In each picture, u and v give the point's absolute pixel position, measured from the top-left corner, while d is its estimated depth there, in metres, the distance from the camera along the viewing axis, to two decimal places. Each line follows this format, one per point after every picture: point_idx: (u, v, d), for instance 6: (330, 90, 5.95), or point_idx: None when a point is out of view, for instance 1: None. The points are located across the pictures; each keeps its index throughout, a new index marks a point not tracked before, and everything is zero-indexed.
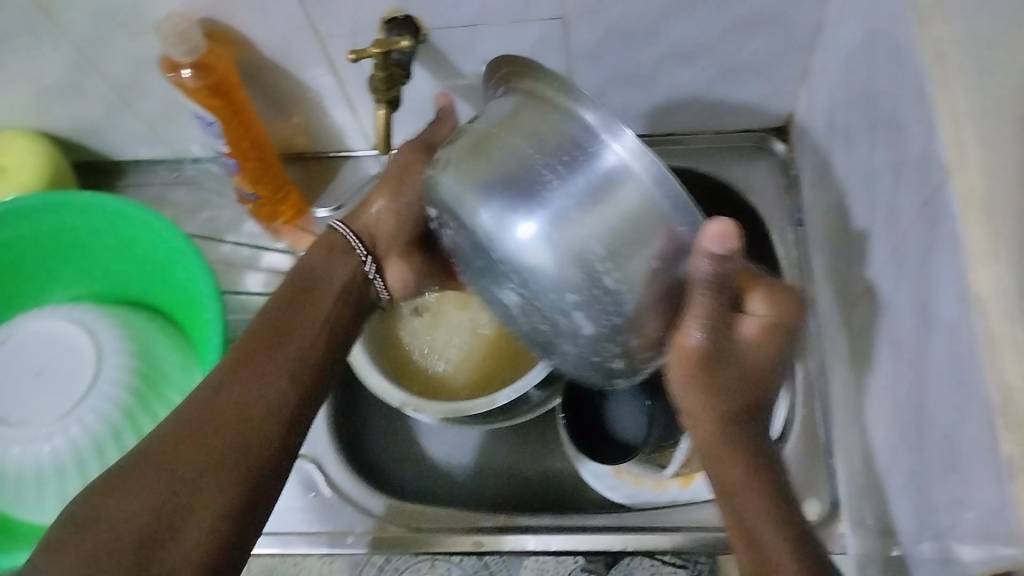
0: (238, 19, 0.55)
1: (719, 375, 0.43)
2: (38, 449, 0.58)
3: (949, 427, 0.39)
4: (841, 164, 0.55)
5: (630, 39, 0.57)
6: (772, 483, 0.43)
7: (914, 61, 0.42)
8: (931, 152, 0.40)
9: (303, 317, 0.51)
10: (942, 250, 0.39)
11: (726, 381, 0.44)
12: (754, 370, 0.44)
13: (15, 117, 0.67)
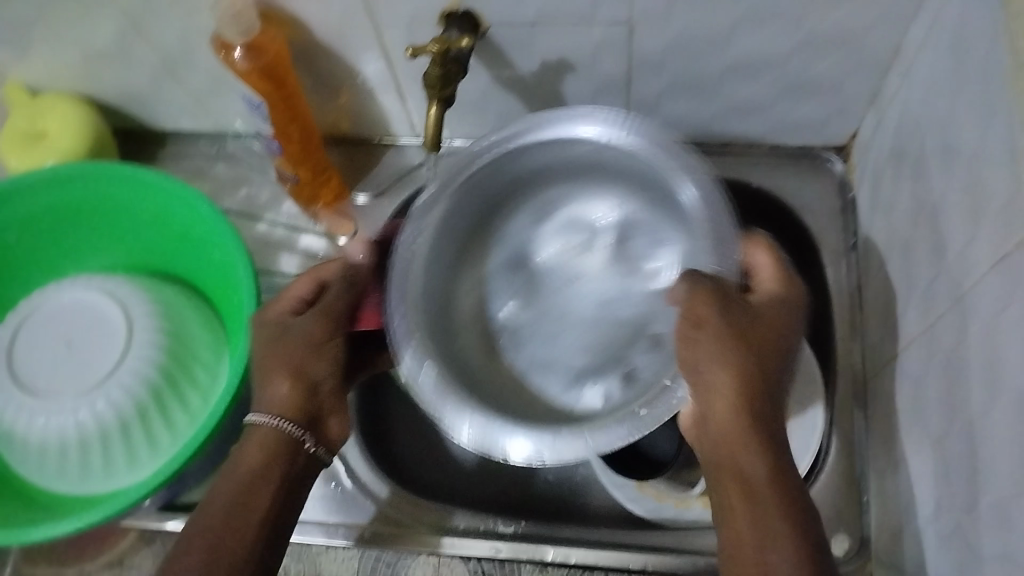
0: (295, 2, 0.54)
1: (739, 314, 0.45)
2: (63, 420, 0.58)
3: (1004, 493, 0.38)
4: (905, 197, 0.53)
5: (695, 49, 0.55)
6: (782, 476, 0.41)
7: (1004, 102, 0.39)
8: (1015, 204, 0.37)
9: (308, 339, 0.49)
10: (1016, 310, 0.37)
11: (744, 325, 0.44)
12: (762, 343, 0.44)
13: (61, 80, 0.66)
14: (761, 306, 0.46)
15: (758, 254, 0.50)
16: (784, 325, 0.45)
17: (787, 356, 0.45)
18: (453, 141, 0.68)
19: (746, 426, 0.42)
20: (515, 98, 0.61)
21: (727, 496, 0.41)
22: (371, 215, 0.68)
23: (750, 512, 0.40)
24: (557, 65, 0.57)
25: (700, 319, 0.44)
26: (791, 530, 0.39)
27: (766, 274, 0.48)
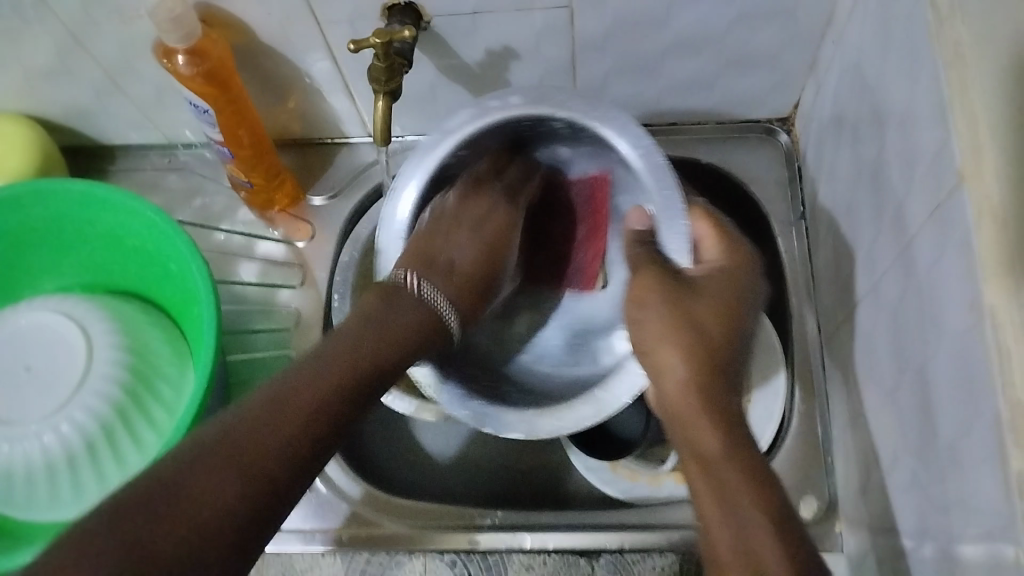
0: (236, 5, 0.54)
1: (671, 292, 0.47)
2: (27, 444, 0.57)
3: (954, 433, 0.39)
4: (846, 161, 0.54)
5: (635, 30, 0.56)
6: (735, 447, 0.41)
7: (930, 59, 0.41)
8: (945, 154, 0.39)
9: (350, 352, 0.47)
10: (953, 256, 0.38)
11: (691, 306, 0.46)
12: (710, 319, 0.46)
13: (3, 100, 0.65)
14: (701, 278, 0.48)
15: (700, 223, 0.53)
16: (738, 296, 0.47)
17: (739, 326, 0.46)
18: (405, 137, 0.69)
19: (700, 395, 0.44)
20: (463, 90, 0.62)
21: (689, 467, 0.43)
22: (328, 216, 0.69)
23: (709, 480, 0.41)
24: (501, 54, 0.58)
25: (641, 297, 0.48)
26: (745, 484, 0.40)
27: (709, 245, 0.51)
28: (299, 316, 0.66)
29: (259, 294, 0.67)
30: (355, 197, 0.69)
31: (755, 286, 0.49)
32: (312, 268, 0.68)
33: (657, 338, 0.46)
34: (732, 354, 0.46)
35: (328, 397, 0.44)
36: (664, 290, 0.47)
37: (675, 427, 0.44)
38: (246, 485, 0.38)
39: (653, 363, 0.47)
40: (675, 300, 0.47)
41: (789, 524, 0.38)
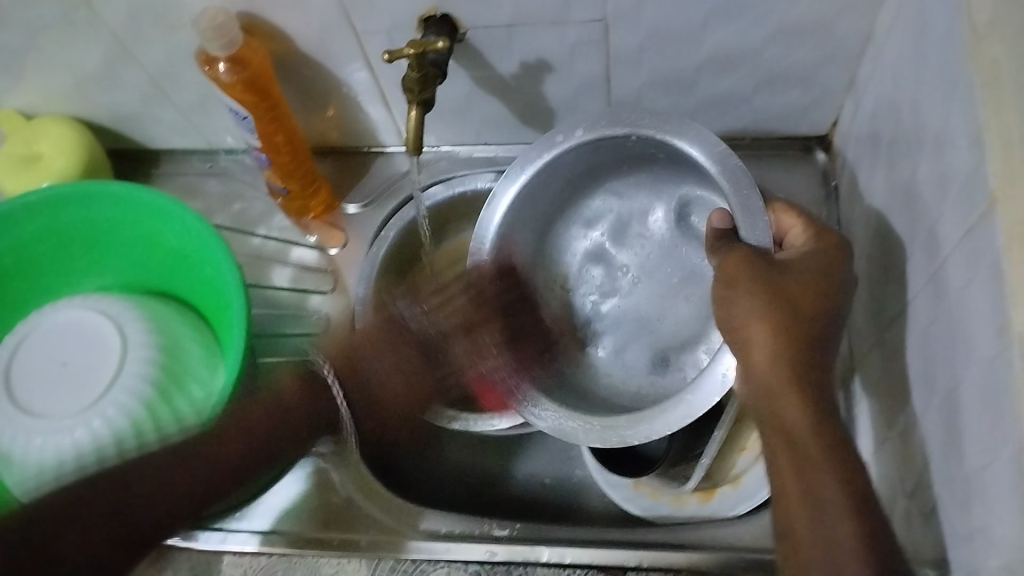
0: (277, 15, 0.55)
1: (764, 267, 0.47)
2: (60, 439, 0.58)
3: (980, 461, 0.38)
4: (881, 181, 0.53)
5: (671, 45, 0.56)
6: (818, 433, 0.42)
7: (966, 80, 0.40)
8: (979, 175, 0.38)
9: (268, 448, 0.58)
10: (982, 279, 0.37)
11: (778, 280, 0.46)
12: (808, 301, 0.45)
13: (54, 104, 0.67)
14: (792, 259, 0.47)
15: (785, 217, 0.52)
16: (827, 281, 0.46)
17: (833, 303, 0.46)
18: (440, 147, 0.70)
19: (793, 376, 0.44)
20: (498, 102, 0.63)
21: (774, 440, 0.44)
22: (362, 223, 0.70)
23: (801, 470, 0.42)
24: (536, 67, 0.59)
25: (731, 275, 0.47)
26: (834, 474, 0.41)
27: (796, 235, 0.50)
28: (329, 321, 0.67)
29: (292, 299, 0.69)
30: (389, 204, 0.69)
31: (844, 267, 0.48)
32: (344, 274, 0.69)
33: (750, 310, 0.45)
34: (827, 332, 0.45)
35: (192, 500, 0.53)
36: (760, 266, 0.47)
37: (760, 409, 0.45)
38: (178, 508, 0.52)
39: (740, 336, 0.46)
40: (768, 273, 0.46)
41: (874, 519, 0.40)
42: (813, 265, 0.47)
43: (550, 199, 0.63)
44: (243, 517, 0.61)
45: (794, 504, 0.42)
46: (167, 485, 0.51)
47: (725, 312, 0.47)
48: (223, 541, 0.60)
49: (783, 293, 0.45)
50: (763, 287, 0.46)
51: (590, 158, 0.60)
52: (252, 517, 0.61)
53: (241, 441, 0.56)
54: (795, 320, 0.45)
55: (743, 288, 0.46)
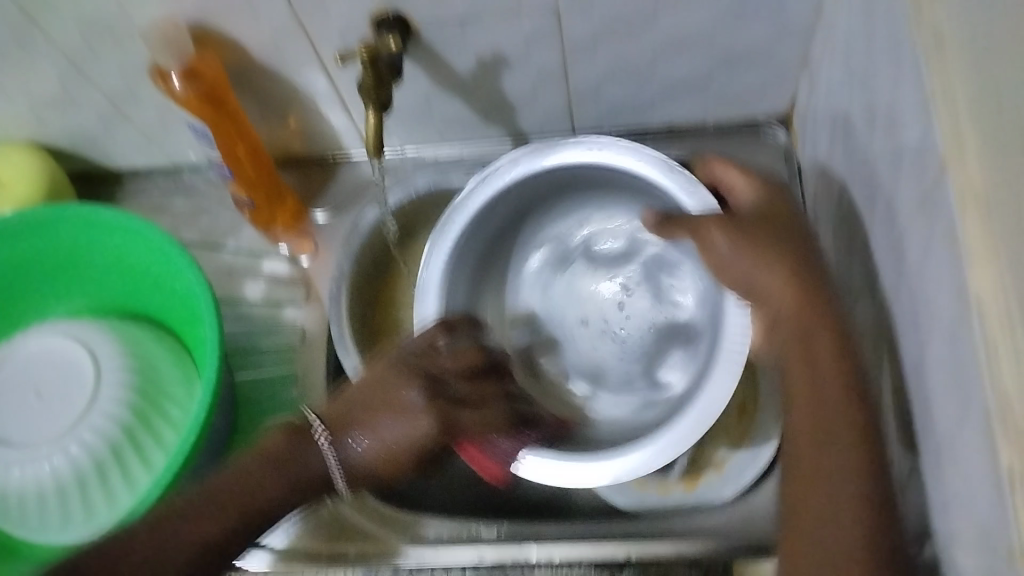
0: (229, 26, 0.55)
1: (732, 232, 0.49)
2: (38, 467, 0.58)
3: (950, 421, 0.38)
4: (840, 154, 0.54)
5: (625, 32, 0.56)
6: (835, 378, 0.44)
7: (912, 47, 0.40)
8: (929, 139, 0.38)
9: (297, 478, 0.51)
10: (939, 242, 0.38)
11: (758, 234, 0.49)
12: (787, 237, 0.48)
13: (12, 131, 0.66)
14: (751, 212, 0.50)
15: (719, 168, 0.54)
16: (784, 224, 0.49)
17: (815, 249, 0.48)
18: (404, 150, 0.69)
19: (800, 302, 0.46)
20: (458, 100, 0.63)
21: (785, 349, 0.46)
22: (331, 232, 0.70)
23: (814, 403, 0.44)
24: (492, 62, 0.59)
25: (707, 236, 0.50)
26: (844, 412, 0.43)
27: (739, 186, 0.53)
28: (304, 333, 0.67)
29: (264, 313, 0.69)
30: (357, 210, 0.69)
31: (800, 210, 0.51)
32: (316, 284, 0.69)
33: (721, 257, 0.49)
34: (809, 260, 0.48)
35: (295, 486, 0.51)
36: (726, 219, 0.50)
37: (778, 344, 0.47)
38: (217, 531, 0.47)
39: (713, 264, 0.50)
40: (742, 223, 0.49)
41: (878, 460, 0.42)
42: (776, 231, 0.49)
43: (505, 216, 0.63)
44: None
45: (809, 449, 0.44)
46: (229, 501, 0.48)
47: (701, 229, 0.50)
48: None
49: (747, 256, 0.48)
50: (738, 259, 0.48)
51: (552, 177, 0.61)
52: None
53: (279, 485, 0.50)
54: (779, 260, 0.47)
55: (723, 229, 0.50)
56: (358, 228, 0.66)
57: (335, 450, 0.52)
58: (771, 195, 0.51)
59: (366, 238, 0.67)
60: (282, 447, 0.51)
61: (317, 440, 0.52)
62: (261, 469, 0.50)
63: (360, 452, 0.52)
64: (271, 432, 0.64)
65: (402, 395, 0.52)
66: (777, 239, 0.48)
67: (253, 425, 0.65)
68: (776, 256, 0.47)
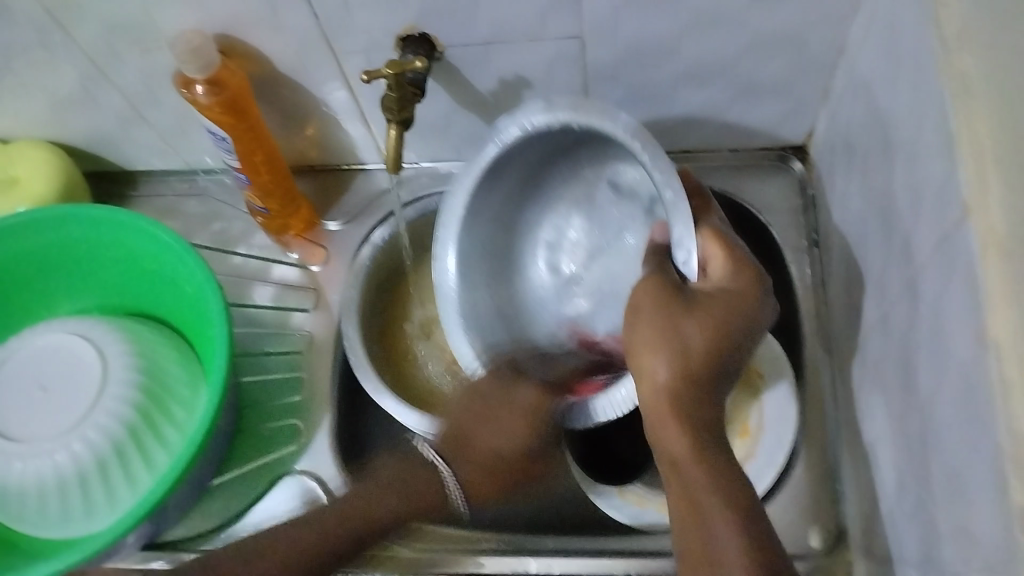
0: (253, 35, 0.55)
1: (659, 312, 0.47)
2: (40, 463, 0.58)
3: (961, 464, 0.39)
4: (857, 190, 0.54)
5: (648, 59, 0.56)
6: (719, 462, 0.47)
7: (937, 95, 0.41)
8: (952, 187, 0.39)
9: (403, 491, 0.57)
10: (959, 288, 0.38)
11: (683, 323, 0.47)
12: (701, 348, 0.47)
13: (30, 128, 0.67)
14: (703, 295, 0.48)
15: (709, 243, 0.50)
16: (737, 325, 0.47)
17: (729, 356, 0.47)
18: (420, 164, 0.70)
19: (686, 423, 0.47)
20: (476, 117, 0.63)
21: (669, 474, 0.48)
22: (342, 241, 0.70)
23: (693, 498, 0.46)
24: (514, 83, 0.59)
25: (638, 307, 0.48)
26: (732, 532, 0.44)
27: (715, 266, 0.50)
28: (312, 339, 0.67)
29: (273, 317, 0.68)
30: (370, 221, 0.70)
31: (759, 311, 0.48)
32: (326, 291, 0.69)
33: (648, 343, 0.48)
34: (715, 375, 0.48)
35: (351, 521, 0.55)
36: (668, 291, 0.48)
37: (654, 437, 0.48)
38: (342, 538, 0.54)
39: (636, 358, 0.49)
40: (669, 316, 0.47)
41: (759, 530, 0.44)
42: (725, 320, 0.47)
43: (517, 178, 0.62)
44: (229, 538, 0.60)
45: (693, 530, 0.45)
46: (309, 548, 0.53)
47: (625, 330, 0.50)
48: None
49: (694, 346, 0.47)
50: (661, 333, 0.47)
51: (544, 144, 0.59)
52: (238, 538, 0.60)
53: (384, 506, 0.56)
54: (705, 361, 0.47)
55: (651, 312, 0.48)
56: (372, 243, 0.69)
57: (452, 473, 0.59)
58: (740, 265, 0.49)
59: (379, 251, 0.69)
60: (394, 472, 0.58)
61: (431, 460, 0.59)
62: (382, 487, 0.57)
63: (474, 480, 0.59)
64: (275, 436, 0.64)
65: (518, 390, 0.60)
66: (704, 332, 0.47)
67: (257, 428, 0.65)
68: (687, 355, 0.47)
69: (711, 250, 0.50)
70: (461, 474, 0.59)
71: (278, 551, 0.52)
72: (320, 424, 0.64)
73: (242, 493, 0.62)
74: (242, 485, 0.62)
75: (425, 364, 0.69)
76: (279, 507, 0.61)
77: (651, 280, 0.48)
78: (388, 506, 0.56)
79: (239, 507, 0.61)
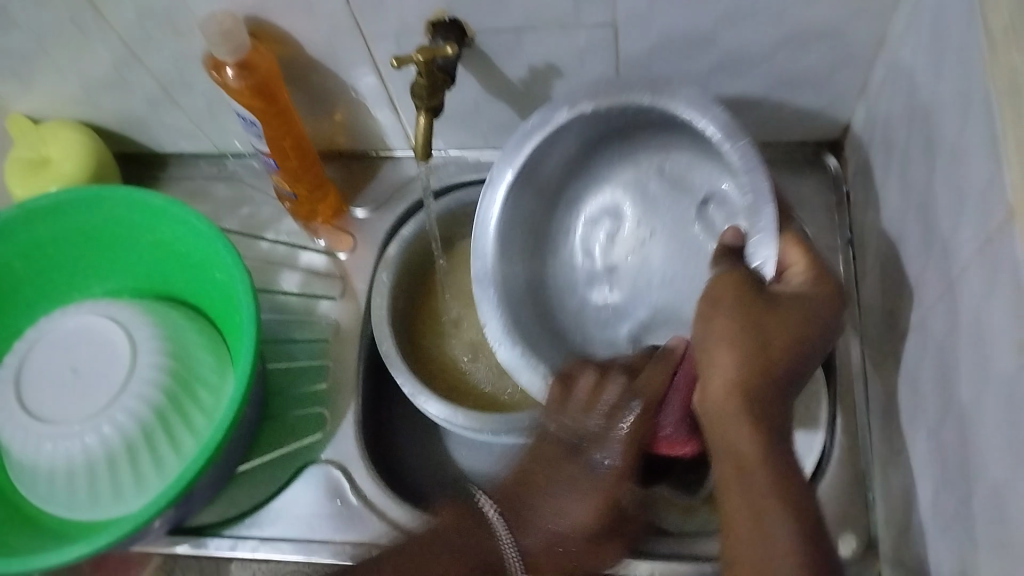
0: (285, 20, 0.55)
1: (734, 297, 0.47)
2: (70, 445, 0.58)
3: (1000, 474, 0.37)
4: (895, 187, 0.53)
5: (682, 49, 0.55)
6: (779, 462, 0.44)
7: (982, 90, 0.39)
8: (997, 187, 0.37)
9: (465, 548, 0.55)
10: (1002, 291, 0.37)
11: (761, 316, 0.46)
12: (785, 342, 0.45)
13: (63, 109, 0.67)
14: (785, 297, 0.47)
15: (790, 251, 0.51)
16: (815, 328, 0.47)
17: (807, 359, 0.46)
18: (448, 152, 0.69)
19: (752, 413, 0.44)
20: (506, 105, 0.62)
21: (726, 468, 0.45)
22: (370, 229, 0.69)
23: (745, 491, 0.43)
24: (545, 71, 0.58)
25: (719, 296, 0.47)
26: (792, 529, 0.41)
27: (795, 277, 0.50)
28: (338, 327, 0.67)
29: (299, 304, 0.68)
30: (398, 210, 0.69)
31: (835, 324, 0.48)
32: (353, 279, 0.68)
33: (727, 338, 0.46)
34: (788, 377, 0.46)
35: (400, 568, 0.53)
36: (751, 285, 0.47)
37: (714, 432, 0.46)
38: None
39: (704, 349, 0.47)
40: (753, 308, 0.46)
41: (819, 545, 0.41)
42: (799, 319, 0.46)
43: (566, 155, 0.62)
44: (253, 524, 0.61)
45: (739, 528, 0.43)
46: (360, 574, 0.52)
47: (697, 322, 0.48)
48: (232, 549, 0.60)
49: (771, 336, 0.45)
50: (736, 325, 0.46)
51: (607, 122, 0.59)
52: (262, 525, 0.61)
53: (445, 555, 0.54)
54: (780, 362, 0.45)
55: (730, 297, 0.47)
56: (401, 237, 0.68)
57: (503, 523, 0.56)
58: (819, 271, 0.50)
59: (411, 241, 0.68)
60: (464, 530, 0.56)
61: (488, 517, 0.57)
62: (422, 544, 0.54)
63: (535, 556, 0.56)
64: (302, 425, 0.64)
65: (585, 469, 0.57)
66: (779, 324, 0.46)
67: (283, 417, 0.65)
68: (761, 349, 0.45)
69: (793, 260, 0.51)
70: (524, 543, 0.56)
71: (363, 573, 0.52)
72: (344, 414, 0.63)
73: (268, 481, 0.63)
74: (268, 473, 0.63)
75: (472, 370, 0.68)
76: (304, 495, 0.61)
77: (731, 270, 0.48)
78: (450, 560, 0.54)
79: (263, 495, 0.62)
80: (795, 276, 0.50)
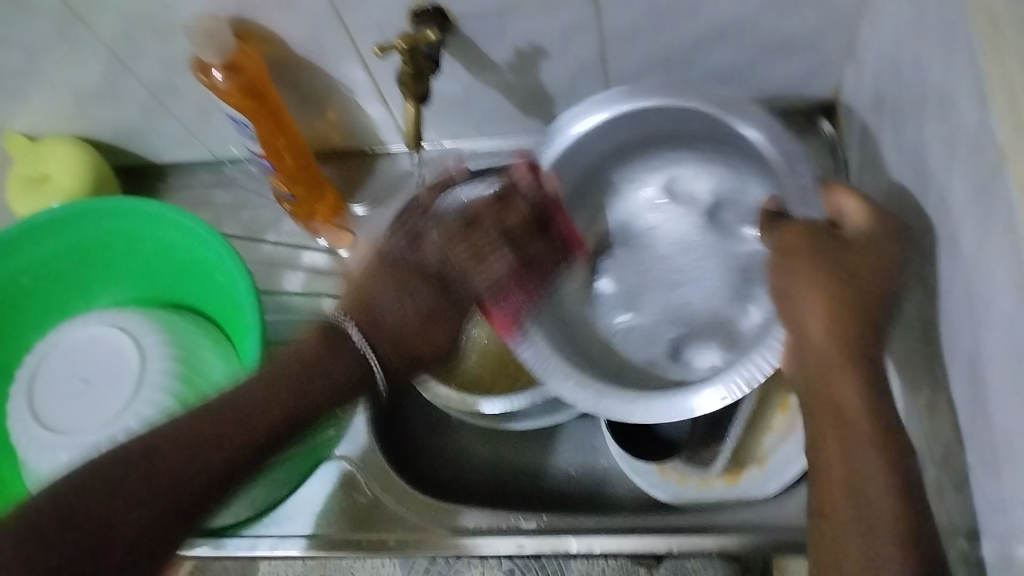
0: (268, 18, 0.55)
1: (812, 255, 0.47)
2: (85, 454, 0.58)
3: (1008, 420, 0.37)
4: (890, 144, 0.52)
5: (665, 20, 0.55)
6: (882, 421, 0.42)
7: (964, 34, 0.39)
8: (986, 132, 0.37)
9: (303, 386, 0.50)
10: (997, 235, 0.36)
11: (832, 266, 0.46)
12: (871, 281, 0.45)
13: (60, 125, 0.68)
14: (856, 244, 0.46)
15: (840, 198, 0.50)
16: (883, 255, 0.45)
17: (890, 305, 0.45)
18: (442, 143, 0.69)
19: (847, 354, 0.44)
20: (495, 91, 0.62)
21: (820, 420, 0.43)
22: (369, 225, 0.70)
23: (845, 453, 0.41)
24: (531, 53, 0.58)
25: (791, 249, 0.48)
26: (883, 467, 0.40)
27: (854, 218, 0.48)
28: None
29: (304, 304, 0.69)
30: (395, 206, 0.69)
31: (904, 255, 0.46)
32: None
33: (809, 290, 0.46)
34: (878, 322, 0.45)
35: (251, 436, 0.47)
36: (817, 239, 0.48)
37: (810, 390, 0.44)
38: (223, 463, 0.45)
39: (788, 305, 0.47)
40: (824, 259, 0.46)
41: (915, 510, 0.39)
42: (874, 264, 0.45)
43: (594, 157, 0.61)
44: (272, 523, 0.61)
45: (835, 489, 0.41)
46: (175, 468, 0.43)
47: (777, 271, 0.48)
48: (252, 548, 0.60)
49: (857, 291, 0.45)
50: (811, 279, 0.46)
51: (632, 131, 0.59)
52: (282, 521, 0.62)
53: (318, 384, 0.51)
54: (863, 315, 0.44)
55: (799, 244, 0.48)
56: None
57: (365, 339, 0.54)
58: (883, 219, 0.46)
59: None
60: (316, 348, 0.52)
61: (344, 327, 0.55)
62: (298, 366, 0.51)
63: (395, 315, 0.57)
64: None
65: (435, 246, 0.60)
66: (854, 274, 0.45)
67: None
68: (844, 301, 0.44)
69: (858, 205, 0.48)
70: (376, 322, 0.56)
71: (134, 478, 0.42)
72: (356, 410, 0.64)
73: None
74: None
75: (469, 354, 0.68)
76: (321, 488, 0.62)
77: (797, 230, 0.49)
78: (323, 389, 0.51)
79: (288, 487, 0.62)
80: (853, 225, 0.48)
